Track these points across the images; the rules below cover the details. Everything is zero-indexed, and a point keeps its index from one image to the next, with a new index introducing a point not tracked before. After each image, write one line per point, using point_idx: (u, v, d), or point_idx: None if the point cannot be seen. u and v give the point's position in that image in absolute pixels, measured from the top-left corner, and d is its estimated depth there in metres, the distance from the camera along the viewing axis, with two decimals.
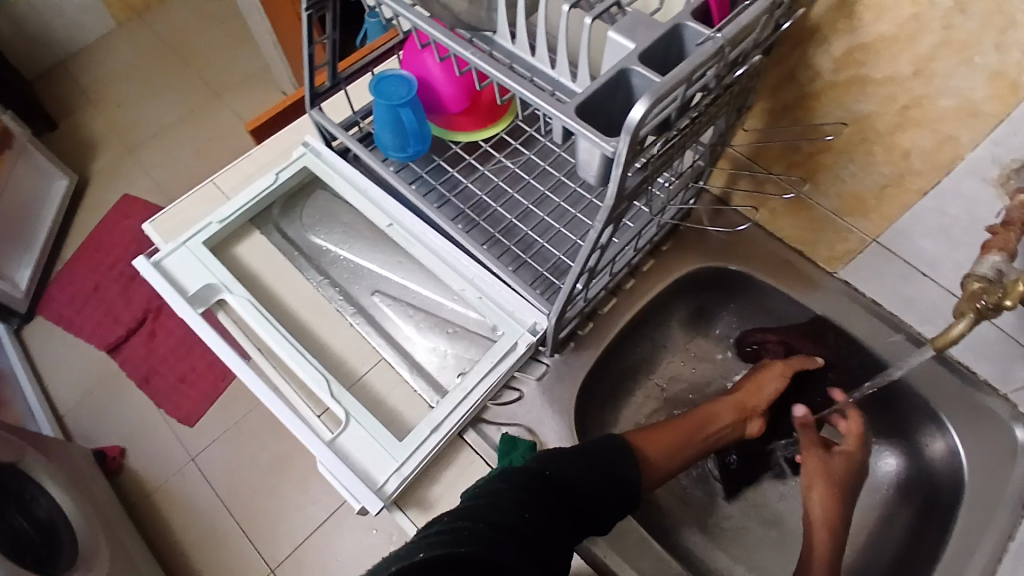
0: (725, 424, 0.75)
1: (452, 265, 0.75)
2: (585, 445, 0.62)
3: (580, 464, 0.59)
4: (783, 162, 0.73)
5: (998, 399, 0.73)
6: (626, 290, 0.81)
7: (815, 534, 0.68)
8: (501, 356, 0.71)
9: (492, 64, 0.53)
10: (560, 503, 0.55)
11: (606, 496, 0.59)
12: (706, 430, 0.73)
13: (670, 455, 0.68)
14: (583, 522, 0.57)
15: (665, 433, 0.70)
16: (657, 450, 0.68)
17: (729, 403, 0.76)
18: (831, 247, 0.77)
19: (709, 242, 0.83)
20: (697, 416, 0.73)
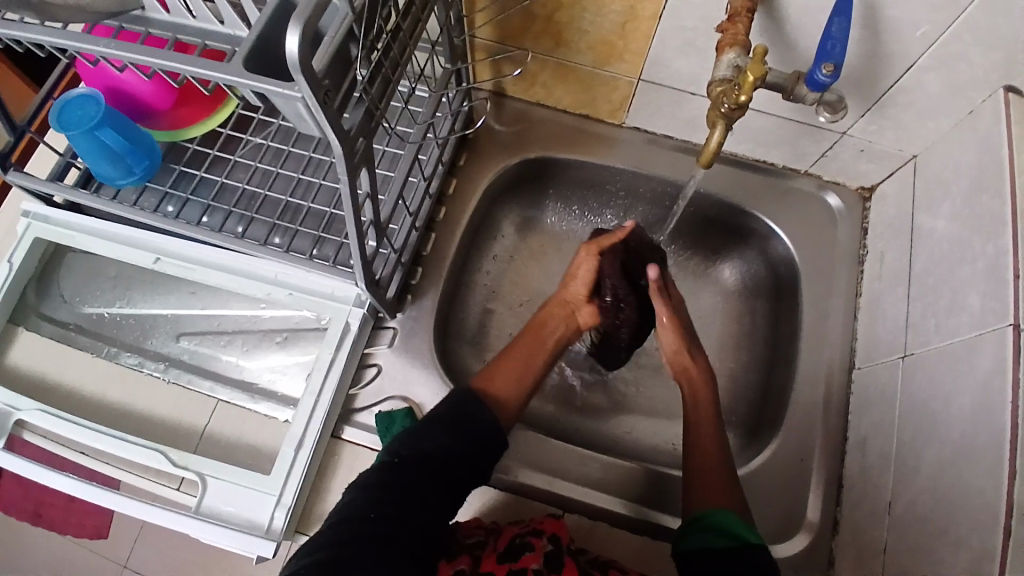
0: (560, 329, 0.71)
1: (248, 273, 0.69)
2: (441, 410, 0.60)
3: (439, 430, 0.58)
4: (529, 36, 0.70)
5: (802, 178, 0.79)
6: (440, 221, 0.77)
7: (692, 376, 0.70)
8: (337, 343, 0.66)
9: (118, 46, 0.43)
10: (424, 481, 0.55)
11: (476, 450, 0.58)
12: (546, 345, 0.69)
13: (514, 381, 0.65)
14: (458, 483, 0.57)
15: (504, 368, 0.66)
16: (503, 383, 0.64)
17: (557, 302, 0.72)
18: (608, 100, 0.78)
19: (499, 140, 0.81)
20: (532, 330, 0.70)
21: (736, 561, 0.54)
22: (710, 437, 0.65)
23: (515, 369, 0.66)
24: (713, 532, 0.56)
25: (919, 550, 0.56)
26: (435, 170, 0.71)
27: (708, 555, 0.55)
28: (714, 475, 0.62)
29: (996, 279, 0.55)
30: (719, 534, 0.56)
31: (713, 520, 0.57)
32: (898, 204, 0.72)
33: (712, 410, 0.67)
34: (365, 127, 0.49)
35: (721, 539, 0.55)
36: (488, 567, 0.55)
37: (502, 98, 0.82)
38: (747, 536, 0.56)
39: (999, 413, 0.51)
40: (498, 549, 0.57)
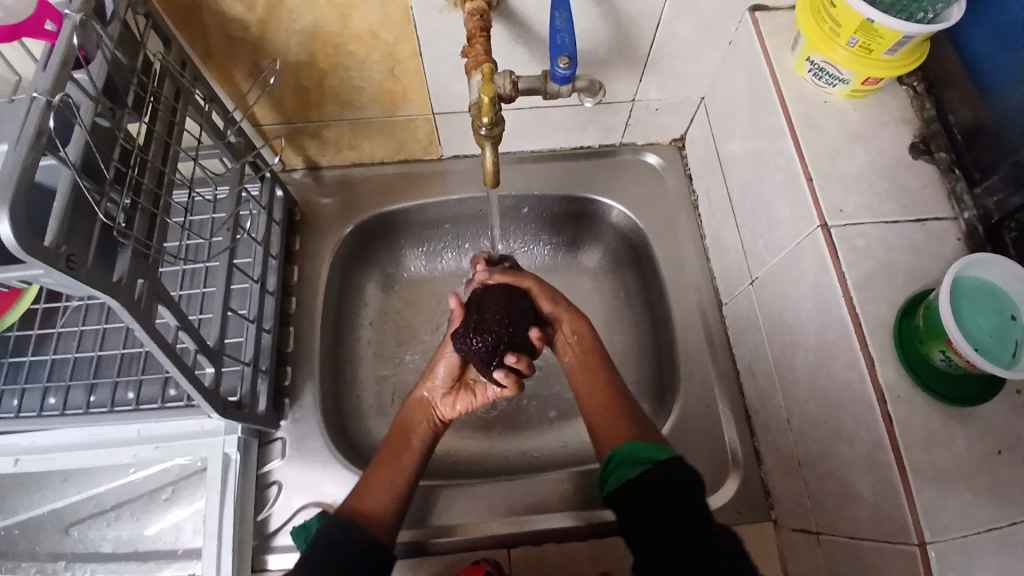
0: (422, 427, 0.68)
1: (109, 440, 0.65)
2: (309, 553, 0.57)
3: (310, 571, 0.55)
4: (311, 107, 0.70)
5: (622, 149, 0.83)
6: (295, 311, 0.75)
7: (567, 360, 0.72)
8: (222, 479, 0.63)
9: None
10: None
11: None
12: (413, 445, 0.67)
13: (390, 491, 0.63)
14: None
15: (373, 481, 0.63)
16: (372, 501, 0.62)
17: (414, 401, 0.70)
18: (417, 139, 0.78)
19: (329, 211, 0.80)
20: (394, 436, 0.67)
21: (651, 483, 0.57)
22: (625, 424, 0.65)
23: (386, 478, 0.64)
24: (628, 463, 0.60)
25: (824, 456, 0.58)
26: (264, 267, 0.70)
27: (629, 487, 0.58)
28: (612, 413, 0.66)
29: (794, 187, 0.59)
30: (636, 463, 0.59)
31: (625, 454, 0.61)
32: (705, 144, 0.76)
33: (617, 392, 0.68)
34: (139, 267, 0.48)
35: (638, 466, 0.59)
36: None
37: (317, 170, 0.82)
38: (657, 455, 0.60)
39: (838, 307, 0.54)
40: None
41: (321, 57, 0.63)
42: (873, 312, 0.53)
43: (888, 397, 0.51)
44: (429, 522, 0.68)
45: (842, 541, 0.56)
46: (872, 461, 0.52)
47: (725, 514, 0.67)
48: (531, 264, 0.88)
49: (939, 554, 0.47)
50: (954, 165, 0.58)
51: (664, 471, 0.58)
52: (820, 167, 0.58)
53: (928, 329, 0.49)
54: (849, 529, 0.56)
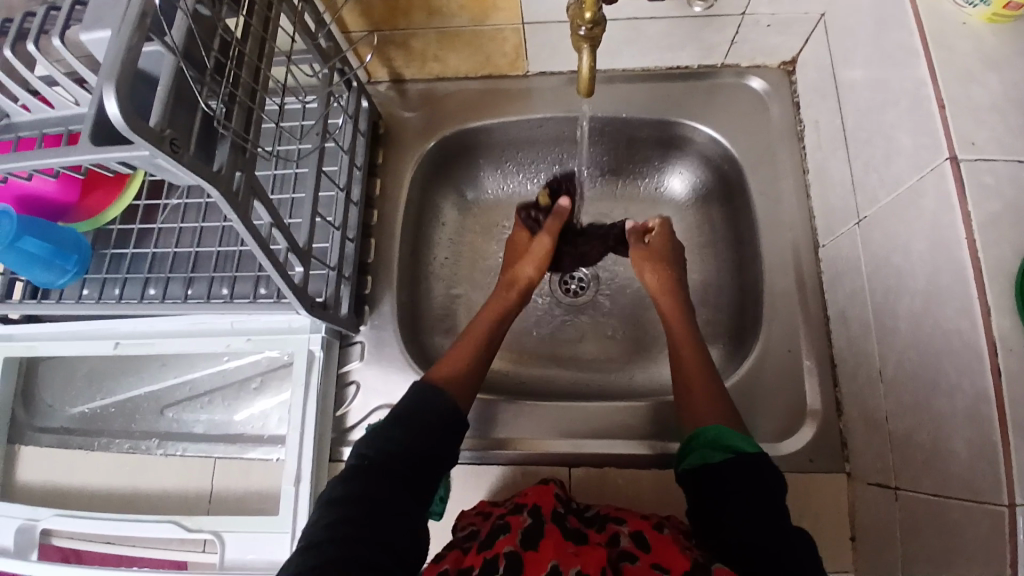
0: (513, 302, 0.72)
1: (205, 331, 0.70)
2: (394, 411, 0.60)
3: (401, 428, 0.58)
4: (400, 14, 0.68)
5: (724, 72, 0.77)
6: (376, 224, 0.76)
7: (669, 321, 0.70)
8: (306, 375, 0.67)
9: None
10: (398, 482, 0.55)
11: (443, 442, 0.59)
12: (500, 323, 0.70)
13: (472, 364, 0.65)
14: (429, 480, 0.57)
15: (457, 353, 0.66)
16: (453, 372, 0.64)
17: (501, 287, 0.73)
18: (503, 53, 0.75)
19: (412, 126, 0.79)
20: (478, 323, 0.69)
21: (730, 472, 0.55)
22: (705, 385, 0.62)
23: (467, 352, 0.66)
24: (709, 448, 0.57)
25: (917, 409, 0.54)
26: (349, 177, 0.71)
27: (705, 473, 0.56)
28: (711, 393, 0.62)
29: (922, 113, 0.53)
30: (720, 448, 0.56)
31: (708, 435, 0.58)
32: (819, 67, 0.69)
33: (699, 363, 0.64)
34: (236, 160, 0.49)
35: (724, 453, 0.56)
36: (472, 560, 0.52)
37: (402, 84, 0.81)
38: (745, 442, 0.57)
39: (957, 249, 0.49)
40: (481, 538, 0.55)
41: None
42: (996, 257, 0.48)
43: (1000, 349, 0.46)
44: (498, 434, 0.70)
45: (925, 498, 0.54)
46: (971, 418, 0.48)
47: (797, 461, 0.65)
48: (617, 191, 0.85)
49: None
50: None
51: (751, 459, 0.55)
52: (953, 94, 0.52)
53: None
54: (933, 487, 0.53)
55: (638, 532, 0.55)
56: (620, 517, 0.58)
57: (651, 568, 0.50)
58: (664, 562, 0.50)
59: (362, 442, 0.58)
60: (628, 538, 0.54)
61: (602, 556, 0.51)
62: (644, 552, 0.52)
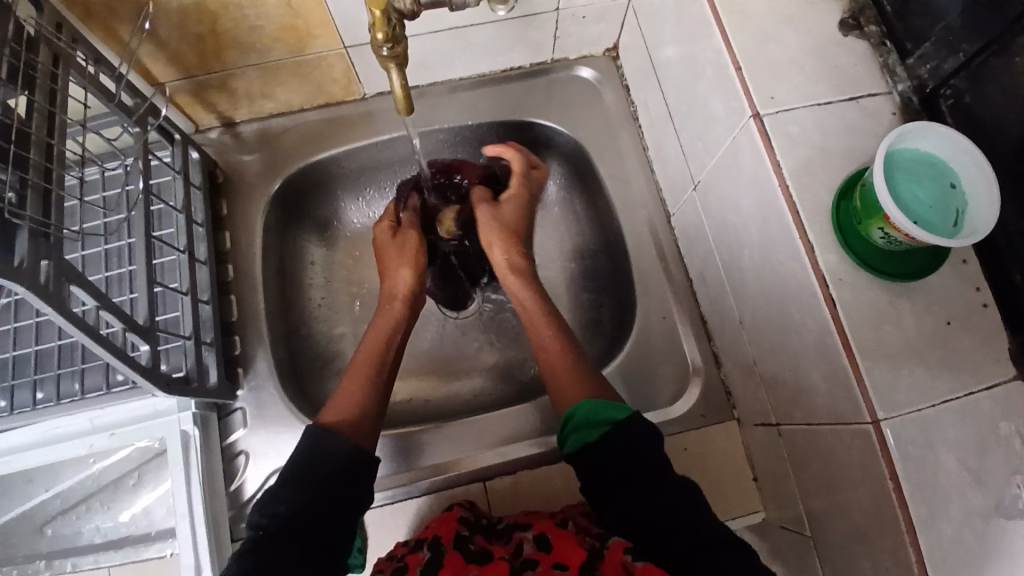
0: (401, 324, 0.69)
1: (63, 436, 0.63)
2: (290, 468, 0.55)
3: (299, 488, 0.54)
4: (212, 56, 0.65)
5: (554, 66, 0.78)
6: (234, 278, 0.72)
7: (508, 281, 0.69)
8: (184, 457, 0.62)
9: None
10: (300, 542, 0.52)
11: (348, 495, 0.55)
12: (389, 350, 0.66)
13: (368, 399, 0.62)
14: (337, 530, 0.54)
15: (346, 397, 0.62)
16: (349, 415, 0.60)
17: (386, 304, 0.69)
18: (334, 80, 0.73)
19: (253, 170, 0.76)
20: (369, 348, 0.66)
21: (612, 442, 0.56)
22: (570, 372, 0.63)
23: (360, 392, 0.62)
24: (586, 425, 0.58)
25: (777, 352, 0.58)
26: (189, 236, 0.66)
27: (590, 450, 0.56)
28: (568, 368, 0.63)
29: (725, 81, 0.56)
30: (591, 425, 0.57)
31: (582, 414, 0.58)
32: (637, 50, 0.72)
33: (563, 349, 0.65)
34: (39, 248, 0.45)
35: (595, 429, 0.57)
36: None
37: (235, 127, 0.77)
38: (616, 414, 0.57)
39: (777, 199, 0.53)
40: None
41: None
42: (811, 199, 0.52)
43: (830, 281, 0.50)
44: (410, 466, 0.69)
45: (801, 429, 0.58)
46: (820, 348, 0.52)
47: (691, 422, 0.68)
48: None
49: (893, 430, 0.48)
50: (886, 37, 0.56)
51: (627, 425, 0.56)
52: (748, 55, 0.55)
53: (865, 209, 0.48)
54: (806, 416, 0.57)
55: (542, 533, 0.55)
56: (526, 523, 0.58)
57: (554, 569, 0.52)
58: (565, 560, 0.52)
59: (255, 507, 0.54)
60: (531, 543, 0.55)
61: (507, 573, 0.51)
62: (545, 554, 0.53)
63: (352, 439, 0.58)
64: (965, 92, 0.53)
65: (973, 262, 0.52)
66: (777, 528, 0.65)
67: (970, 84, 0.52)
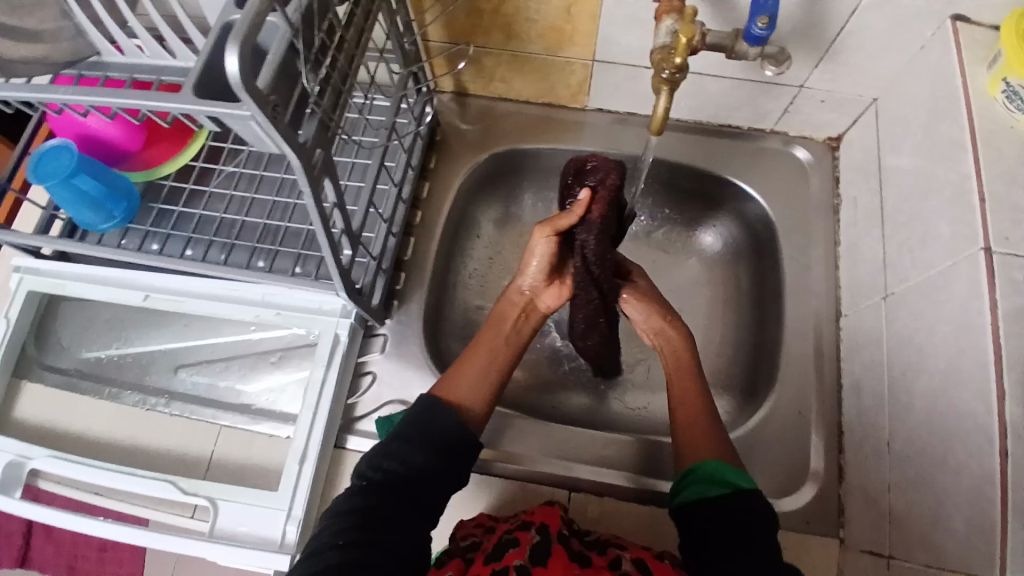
0: (521, 322, 0.69)
1: (238, 299, 0.71)
2: (402, 428, 0.59)
3: (410, 448, 0.58)
4: (480, 31, 0.72)
5: (770, 137, 0.80)
6: (419, 224, 0.78)
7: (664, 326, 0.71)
8: (329, 354, 0.68)
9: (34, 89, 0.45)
10: (407, 503, 0.56)
11: (453, 469, 0.59)
12: (508, 335, 0.68)
13: (477, 381, 0.64)
14: (439, 498, 0.58)
15: (457, 376, 0.64)
16: (463, 391, 0.63)
17: (513, 293, 0.68)
18: (568, 85, 0.79)
19: (468, 138, 0.82)
20: (490, 326, 0.68)
21: (734, 507, 0.56)
22: (696, 420, 0.64)
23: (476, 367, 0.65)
24: (706, 482, 0.58)
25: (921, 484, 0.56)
26: (404, 173, 0.73)
27: (704, 507, 0.57)
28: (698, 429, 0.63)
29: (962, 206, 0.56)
30: (711, 483, 0.58)
31: (705, 470, 0.59)
32: (864, 148, 0.73)
33: (699, 404, 0.65)
34: (320, 136, 0.52)
35: (713, 489, 0.58)
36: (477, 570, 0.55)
37: (464, 97, 0.84)
38: (741, 482, 0.58)
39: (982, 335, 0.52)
40: (487, 550, 0.57)
41: None
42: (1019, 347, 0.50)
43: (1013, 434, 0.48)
44: (507, 447, 0.71)
45: (919, 568, 0.55)
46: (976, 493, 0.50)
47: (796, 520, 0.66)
48: (648, 232, 0.87)
49: None
50: None
51: (748, 496, 0.57)
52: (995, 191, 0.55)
53: None
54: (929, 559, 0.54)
55: (639, 560, 0.56)
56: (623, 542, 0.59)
57: None
58: None
59: (370, 453, 0.58)
60: (631, 563, 0.55)
61: None
62: None
63: (461, 417, 0.61)
64: None
65: None
66: None
67: None
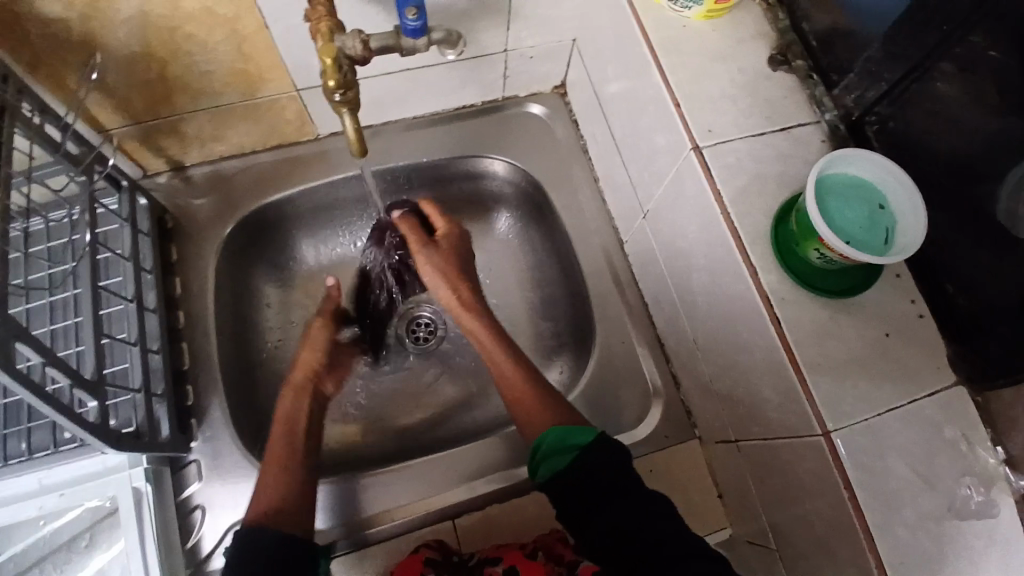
0: (309, 406, 0.67)
1: (7, 498, 0.60)
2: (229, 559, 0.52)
3: (243, 575, 0.51)
4: (161, 102, 0.64)
5: (508, 103, 0.81)
6: (183, 325, 0.70)
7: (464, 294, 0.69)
8: (135, 515, 0.59)
9: None
10: None
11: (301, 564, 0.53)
12: (301, 428, 0.64)
13: (285, 480, 0.59)
14: None
15: (262, 485, 0.59)
16: (269, 497, 0.58)
17: (293, 388, 0.67)
18: (287, 121, 0.73)
19: (206, 213, 0.75)
20: (280, 426, 0.64)
21: (583, 469, 0.56)
22: (517, 384, 0.64)
23: (280, 468, 0.60)
24: (554, 453, 0.57)
25: (730, 369, 0.61)
26: (137, 285, 0.65)
27: (561, 478, 0.56)
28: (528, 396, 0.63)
29: (667, 115, 0.59)
30: (558, 454, 0.57)
31: (549, 443, 0.58)
32: (583, 85, 0.76)
33: (519, 367, 0.65)
34: None
35: (562, 457, 0.57)
36: None
37: (185, 170, 0.76)
38: (581, 440, 0.57)
39: (720, 225, 0.55)
40: None
41: (158, 44, 0.57)
42: (753, 224, 0.55)
43: (775, 300, 0.53)
44: (377, 509, 0.68)
45: (758, 442, 0.59)
46: (769, 363, 0.54)
47: (655, 441, 0.70)
48: None
49: (843, 439, 0.50)
50: (811, 72, 0.61)
51: (595, 450, 0.56)
52: (685, 93, 0.58)
53: (801, 232, 0.51)
54: (763, 431, 0.58)
55: (512, 566, 0.57)
56: (495, 555, 0.59)
57: None
58: None
59: None
60: None
61: None
62: None
63: (277, 524, 0.56)
64: (887, 118, 0.57)
65: (906, 275, 0.56)
66: (743, 542, 0.66)
67: (891, 111, 0.57)
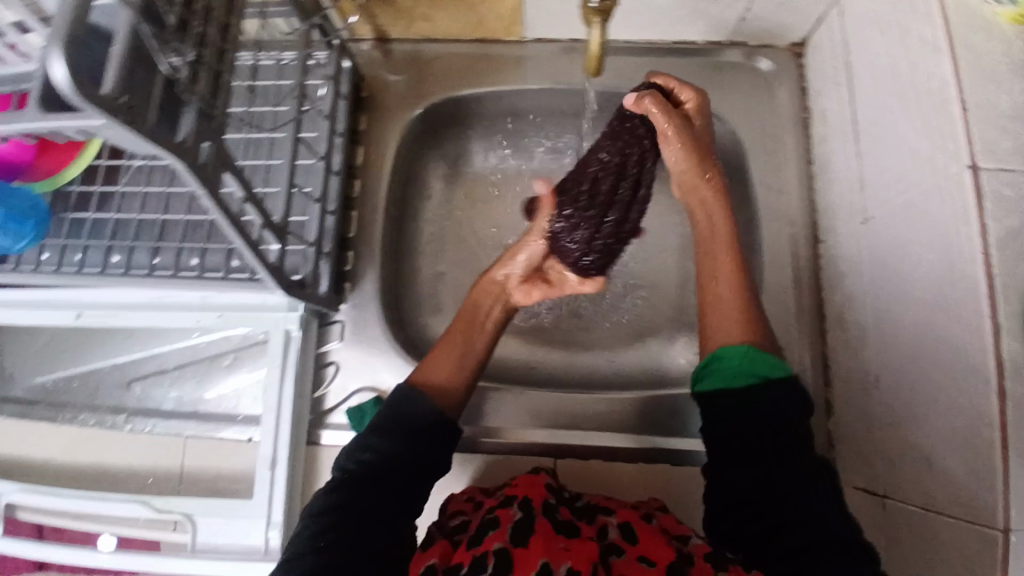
0: (494, 309, 0.65)
1: (174, 303, 0.66)
2: (379, 417, 0.58)
3: (385, 437, 0.56)
4: None
5: (732, 50, 0.73)
6: (357, 195, 0.72)
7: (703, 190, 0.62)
8: (281, 353, 0.64)
9: None
10: (386, 492, 0.54)
11: (433, 452, 0.57)
12: (482, 328, 0.64)
13: (454, 367, 0.62)
14: (419, 487, 0.57)
15: (436, 362, 0.62)
16: (439, 378, 0.61)
17: (488, 281, 0.65)
18: (499, 16, 0.70)
19: (397, 91, 0.74)
20: (463, 320, 0.64)
21: (767, 398, 0.55)
22: (726, 290, 0.60)
23: (454, 354, 0.62)
24: (734, 374, 0.56)
25: (910, 419, 0.53)
26: (329, 145, 0.66)
27: (727, 397, 0.56)
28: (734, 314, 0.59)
29: (944, 115, 0.50)
30: (738, 374, 0.56)
31: (732, 355, 0.57)
32: (831, 51, 0.65)
33: (735, 266, 0.61)
34: (203, 128, 0.44)
35: (737, 380, 0.56)
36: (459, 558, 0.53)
37: (387, 43, 0.75)
38: (773, 371, 0.56)
39: (971, 262, 0.46)
40: (471, 532, 0.55)
41: None
42: (1014, 274, 0.45)
43: (1013, 371, 0.44)
44: (488, 421, 0.68)
45: (915, 510, 0.52)
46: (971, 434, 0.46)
47: None
48: None
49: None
50: None
51: (782, 387, 0.55)
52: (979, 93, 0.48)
53: None
54: (927, 500, 0.51)
55: (627, 523, 0.56)
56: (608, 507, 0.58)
57: (638, 562, 0.52)
58: (651, 556, 0.52)
59: (345, 449, 0.57)
60: (617, 529, 0.55)
61: (594, 549, 0.52)
62: (630, 543, 0.54)
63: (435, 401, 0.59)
64: None
65: None
66: None
67: None
